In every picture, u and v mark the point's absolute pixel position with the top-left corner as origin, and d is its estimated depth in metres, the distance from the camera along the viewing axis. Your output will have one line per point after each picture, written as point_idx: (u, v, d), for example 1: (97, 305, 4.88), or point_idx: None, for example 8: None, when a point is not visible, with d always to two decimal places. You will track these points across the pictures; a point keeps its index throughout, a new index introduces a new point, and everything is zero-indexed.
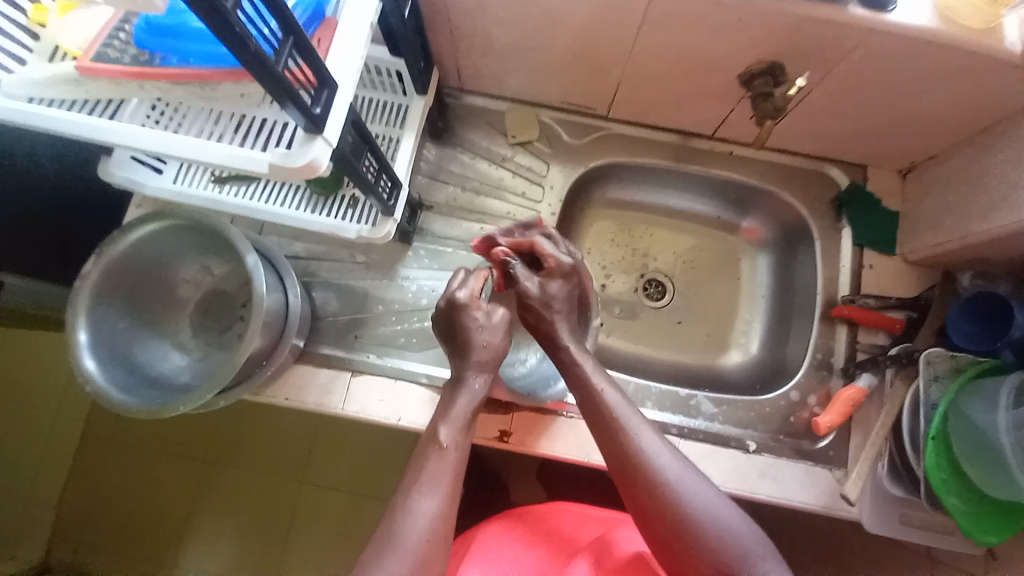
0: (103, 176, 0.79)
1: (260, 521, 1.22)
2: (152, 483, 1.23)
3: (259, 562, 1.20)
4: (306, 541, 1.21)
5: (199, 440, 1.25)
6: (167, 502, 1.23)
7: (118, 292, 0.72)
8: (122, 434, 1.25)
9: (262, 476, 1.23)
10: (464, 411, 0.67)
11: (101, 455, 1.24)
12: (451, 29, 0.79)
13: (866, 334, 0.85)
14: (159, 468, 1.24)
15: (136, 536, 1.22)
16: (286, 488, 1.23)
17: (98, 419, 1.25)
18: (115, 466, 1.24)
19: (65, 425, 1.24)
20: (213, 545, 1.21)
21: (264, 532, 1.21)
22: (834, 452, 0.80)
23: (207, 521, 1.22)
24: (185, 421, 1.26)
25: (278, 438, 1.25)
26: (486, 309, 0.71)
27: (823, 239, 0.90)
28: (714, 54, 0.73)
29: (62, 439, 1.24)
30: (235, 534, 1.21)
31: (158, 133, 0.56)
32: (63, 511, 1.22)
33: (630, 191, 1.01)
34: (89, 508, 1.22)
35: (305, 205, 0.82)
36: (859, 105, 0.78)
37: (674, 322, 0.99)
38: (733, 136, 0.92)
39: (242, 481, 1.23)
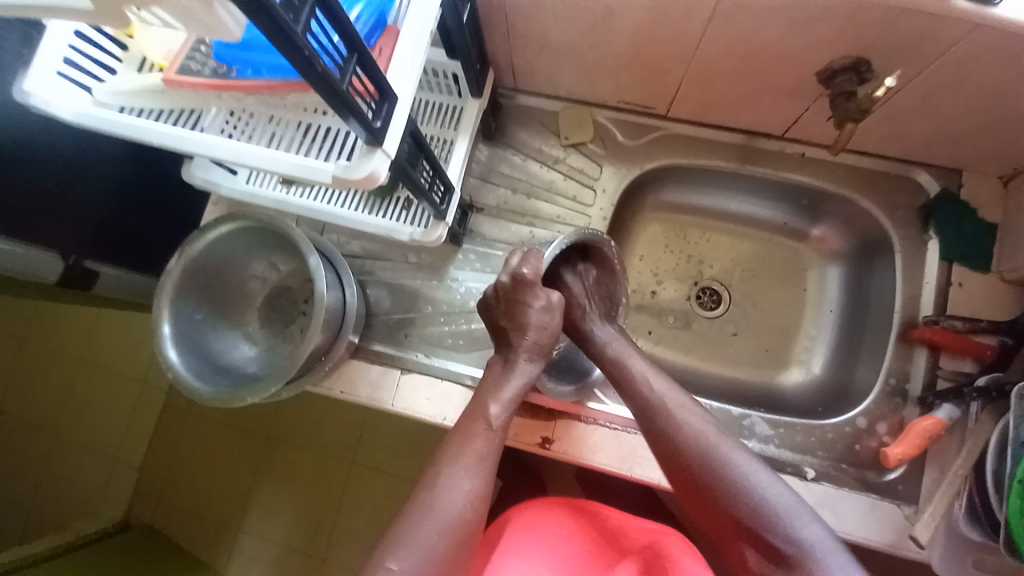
0: (183, 176, 0.85)
1: (314, 496, 1.30)
2: (222, 453, 1.35)
3: (313, 534, 1.29)
4: (357, 519, 1.28)
5: (262, 417, 1.35)
6: (234, 472, 1.34)
7: (197, 285, 0.78)
8: (197, 410, 1.36)
9: (316, 454, 1.32)
10: (515, 392, 0.69)
11: (178, 425, 1.37)
12: (508, 31, 0.78)
13: (948, 359, 0.77)
14: (228, 441, 1.35)
15: (205, 501, 1.34)
16: (338, 468, 1.30)
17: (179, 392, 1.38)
18: (191, 438, 1.36)
19: (152, 396, 1.38)
20: (273, 516, 1.31)
21: (317, 507, 1.30)
22: (903, 486, 0.74)
23: (268, 494, 1.32)
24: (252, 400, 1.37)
25: (331, 421, 1.33)
26: (544, 293, 0.70)
27: (906, 253, 0.81)
28: (788, 49, 0.68)
29: (148, 409, 1.37)
30: (292, 506, 1.30)
31: (231, 142, 0.59)
32: (146, 473, 1.36)
33: (687, 195, 0.96)
34: (168, 472, 1.35)
35: (361, 206, 0.84)
36: (958, 105, 0.70)
37: (729, 334, 0.95)
38: (806, 137, 0.85)
39: (298, 457, 1.32)
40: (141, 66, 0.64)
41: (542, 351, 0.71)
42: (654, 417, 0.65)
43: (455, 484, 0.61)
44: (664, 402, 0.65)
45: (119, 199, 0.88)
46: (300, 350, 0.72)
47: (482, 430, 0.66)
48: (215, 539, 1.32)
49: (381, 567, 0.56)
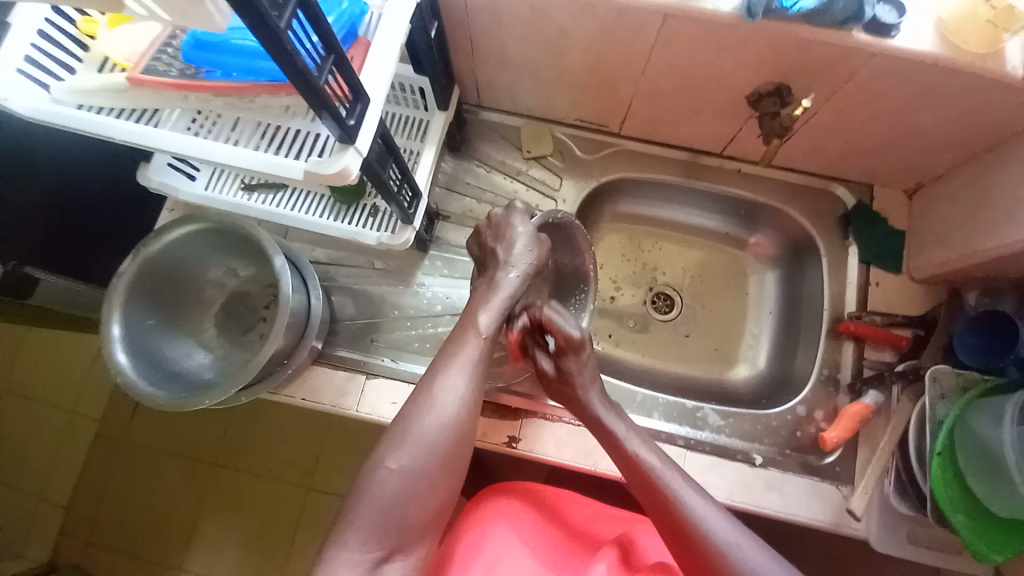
0: (139, 181, 0.83)
1: (266, 523, 1.29)
2: (163, 482, 1.32)
3: (264, 563, 1.27)
4: (309, 546, 1.27)
5: (208, 442, 1.34)
6: (176, 500, 1.31)
7: (149, 290, 0.75)
8: (134, 437, 1.34)
9: (267, 481, 1.31)
10: (502, 300, 0.67)
11: (114, 454, 1.33)
12: (471, 48, 0.83)
13: (872, 350, 0.86)
14: (169, 468, 1.33)
15: (143, 538, 1.30)
16: (291, 493, 1.30)
17: (112, 420, 1.35)
18: (125, 470, 1.33)
19: (83, 423, 1.34)
20: (226, 543, 1.29)
21: (270, 535, 1.29)
22: (841, 467, 0.81)
23: (212, 524, 1.30)
24: (196, 423, 1.35)
25: (284, 442, 1.33)
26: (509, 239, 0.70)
27: (830, 256, 0.91)
28: (721, 72, 0.77)
29: (78, 438, 1.34)
30: (240, 536, 1.29)
31: (194, 140, 0.59)
32: (78, 508, 1.31)
33: (638, 206, 1.03)
34: (101, 505, 1.31)
35: (327, 212, 0.86)
36: (863, 123, 0.80)
37: (681, 335, 1.01)
38: (740, 154, 0.95)
39: (249, 484, 1.31)
40: (102, 66, 0.64)
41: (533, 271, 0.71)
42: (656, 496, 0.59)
43: (446, 389, 0.60)
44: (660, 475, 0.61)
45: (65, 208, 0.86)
46: (260, 353, 0.71)
47: (473, 342, 0.64)
48: None
49: (380, 467, 0.56)
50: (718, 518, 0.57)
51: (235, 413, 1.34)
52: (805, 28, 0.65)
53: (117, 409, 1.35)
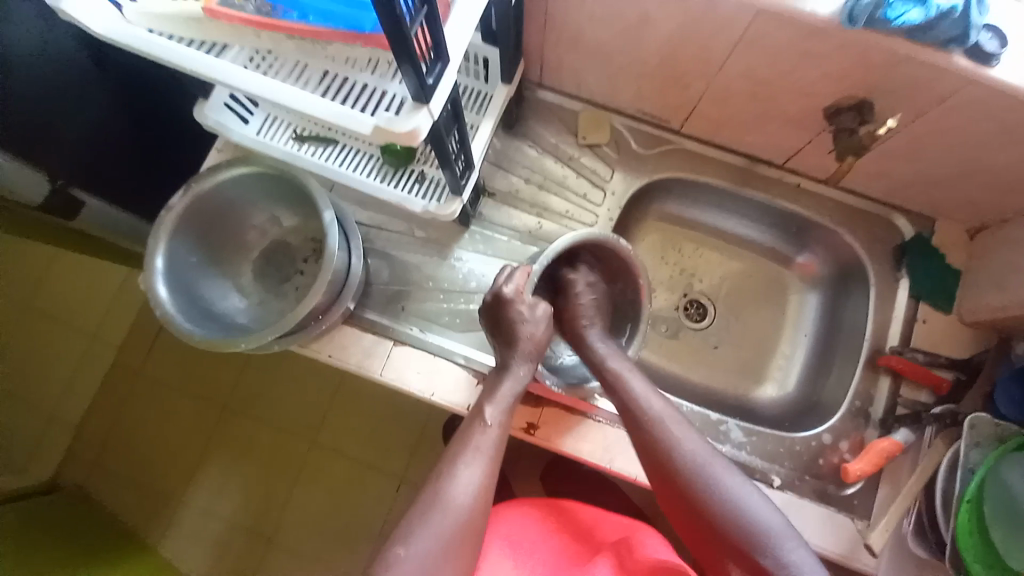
0: (194, 116, 0.81)
1: (268, 473, 1.31)
2: (174, 416, 1.35)
3: (264, 515, 1.30)
4: (308, 500, 1.30)
5: (223, 385, 1.35)
6: (186, 436, 1.34)
7: (194, 227, 0.75)
8: (148, 371, 1.37)
9: (276, 430, 1.33)
10: (508, 394, 0.70)
11: (130, 384, 1.36)
12: (545, 23, 0.80)
13: (909, 388, 0.84)
14: (182, 404, 1.35)
15: (149, 468, 1.33)
16: (298, 448, 1.32)
17: (133, 350, 1.37)
18: (137, 403, 1.36)
19: (104, 350, 1.37)
20: (229, 486, 1.31)
21: (271, 486, 1.31)
22: (858, 501, 0.80)
23: (216, 466, 1.33)
24: (213, 366, 1.37)
25: (297, 395, 1.34)
26: (530, 304, 0.74)
27: (879, 286, 0.88)
28: (800, 81, 0.73)
29: (94, 363, 1.37)
30: (244, 482, 1.31)
31: (259, 79, 0.58)
32: (89, 430, 1.35)
33: (686, 209, 1.01)
34: (112, 429, 1.35)
35: (376, 173, 0.85)
36: (940, 153, 0.77)
37: (711, 346, 1.00)
38: (802, 168, 0.92)
39: (258, 431, 1.33)
40: None
41: (539, 351, 0.74)
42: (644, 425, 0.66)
43: (496, 414, 0.69)
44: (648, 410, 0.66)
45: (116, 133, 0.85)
46: (299, 306, 0.71)
47: (486, 443, 0.67)
48: (157, 507, 1.32)
49: (392, 550, 0.61)
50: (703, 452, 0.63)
51: (253, 362, 1.36)
52: (902, 44, 0.61)
53: (138, 342, 1.38)
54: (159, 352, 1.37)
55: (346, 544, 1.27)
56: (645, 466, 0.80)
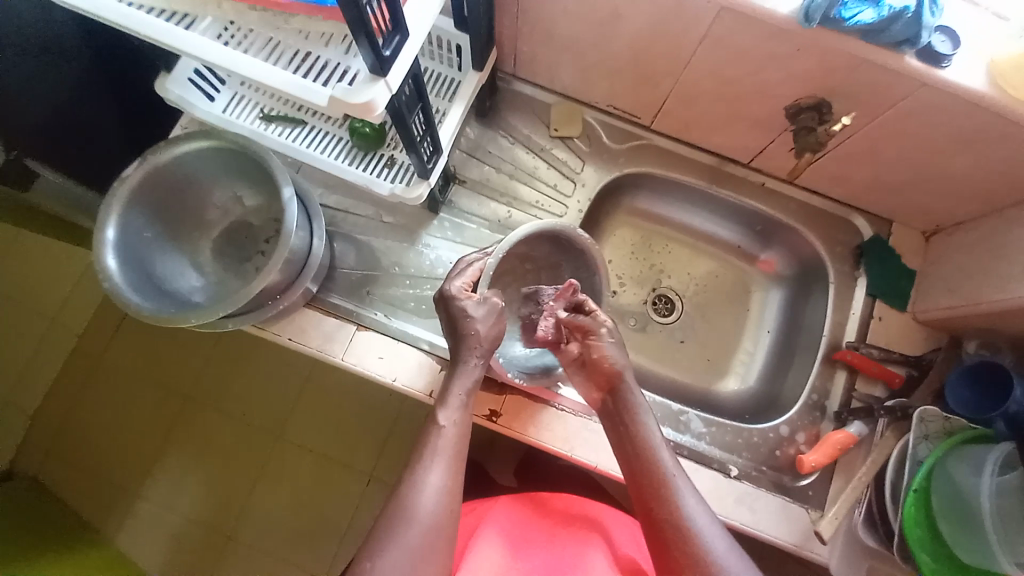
0: (157, 90, 0.80)
1: (231, 466, 1.28)
2: (133, 406, 1.31)
3: (225, 509, 1.26)
4: (270, 494, 1.27)
5: (187, 375, 1.32)
6: (146, 426, 1.30)
7: (150, 201, 0.73)
8: (109, 359, 1.32)
9: (240, 422, 1.30)
10: (463, 392, 0.70)
11: (88, 373, 1.32)
12: (517, 13, 0.80)
13: (864, 384, 0.86)
14: (142, 394, 1.31)
15: (106, 459, 1.29)
16: (263, 440, 1.29)
17: (94, 337, 1.33)
18: (96, 392, 1.31)
19: (64, 337, 1.33)
20: (191, 477, 1.28)
21: (234, 480, 1.27)
22: (812, 492, 0.81)
23: (176, 458, 1.29)
24: (178, 355, 1.32)
25: (263, 386, 1.31)
26: (478, 298, 0.72)
27: (838, 285, 0.90)
28: (763, 80, 0.75)
29: (52, 349, 1.32)
30: (206, 475, 1.28)
31: (218, 49, 0.57)
32: (43, 419, 1.30)
33: (655, 204, 1.02)
34: (68, 419, 1.30)
35: (345, 157, 0.85)
36: (896, 157, 0.79)
37: (677, 340, 1.01)
38: (767, 168, 0.93)
39: (222, 423, 1.30)
40: None
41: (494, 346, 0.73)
42: (642, 454, 0.66)
43: (450, 417, 0.69)
44: (644, 437, 0.67)
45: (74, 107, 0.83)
46: (252, 285, 0.69)
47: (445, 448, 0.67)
48: (113, 500, 1.27)
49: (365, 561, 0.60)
50: (685, 485, 0.64)
51: (219, 351, 1.32)
52: (858, 45, 0.63)
53: (98, 330, 1.33)
54: (121, 341, 1.33)
55: (311, 539, 1.24)
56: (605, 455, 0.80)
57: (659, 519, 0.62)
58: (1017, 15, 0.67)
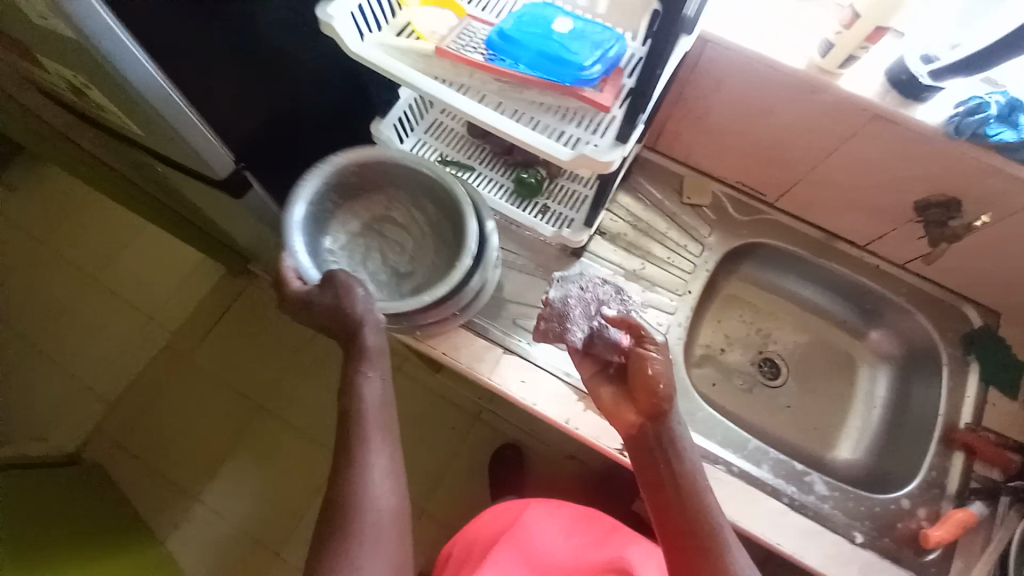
0: (370, 130, 0.95)
1: (284, 476, 1.36)
2: (208, 403, 1.42)
3: (274, 518, 1.34)
4: (317, 510, 1.34)
5: (260, 381, 1.44)
6: (215, 424, 1.41)
7: (335, 198, 0.87)
8: (193, 356, 1.46)
9: (300, 432, 1.39)
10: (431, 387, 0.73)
11: (166, 366, 1.45)
12: (676, 100, 0.95)
13: (981, 466, 0.88)
14: (217, 393, 1.43)
15: (175, 452, 1.40)
16: (318, 454, 1.38)
17: (181, 334, 1.47)
18: (175, 387, 1.44)
19: (155, 331, 1.49)
20: (249, 476, 1.37)
21: (286, 490, 1.36)
22: (936, 569, 0.82)
23: (238, 461, 1.38)
24: (253, 359, 1.45)
25: (328, 399, 1.41)
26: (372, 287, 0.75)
27: (951, 368, 0.95)
28: (896, 175, 0.86)
29: (146, 341, 1.48)
30: (259, 481, 1.36)
31: (477, 109, 0.72)
32: (118, 407, 1.43)
33: (767, 274, 1.11)
34: (141, 410, 1.42)
35: (508, 201, 0.98)
36: (1015, 255, 0.87)
37: (782, 405, 1.06)
38: (880, 252, 1.02)
39: (283, 432, 1.39)
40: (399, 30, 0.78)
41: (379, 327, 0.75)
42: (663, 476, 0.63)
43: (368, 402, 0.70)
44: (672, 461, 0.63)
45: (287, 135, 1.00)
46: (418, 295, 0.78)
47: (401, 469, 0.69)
48: (172, 494, 1.37)
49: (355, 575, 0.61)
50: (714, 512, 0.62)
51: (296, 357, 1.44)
52: (994, 157, 0.74)
53: (183, 330, 1.48)
54: (203, 342, 1.47)
55: None
56: (730, 502, 0.83)
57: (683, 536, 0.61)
58: None
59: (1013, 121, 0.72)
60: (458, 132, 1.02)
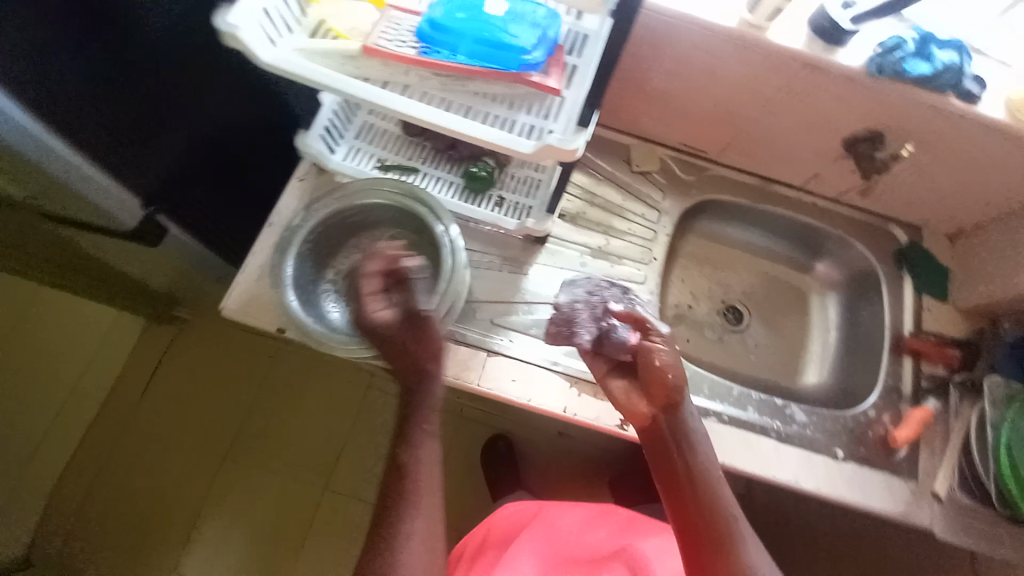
0: (296, 143, 0.86)
1: (275, 516, 1.35)
2: (178, 461, 1.38)
3: (274, 560, 1.33)
4: (318, 541, 1.34)
5: (230, 426, 1.41)
6: (192, 479, 1.37)
7: (318, 245, 0.80)
8: (144, 413, 1.41)
9: (285, 469, 1.39)
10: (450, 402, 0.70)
11: (116, 432, 1.39)
12: (615, 70, 0.94)
13: (928, 366, 0.98)
14: (184, 447, 1.39)
15: (151, 516, 1.34)
16: (308, 487, 1.38)
17: (125, 395, 1.41)
18: (139, 442, 1.39)
19: (87, 401, 1.38)
20: (235, 512, 1.35)
21: (280, 528, 1.35)
22: (904, 463, 0.90)
23: (223, 510, 1.35)
24: (216, 406, 1.42)
25: (307, 434, 1.42)
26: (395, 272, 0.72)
27: (889, 284, 1.05)
28: (826, 117, 0.90)
29: (80, 413, 1.37)
30: (251, 527, 1.34)
31: (423, 108, 0.66)
32: (68, 486, 1.34)
33: (721, 227, 1.15)
34: (102, 481, 1.36)
35: (461, 198, 0.94)
36: (930, 175, 0.96)
37: (751, 346, 1.13)
38: (816, 190, 1.09)
39: (267, 473, 1.38)
40: (315, 28, 0.71)
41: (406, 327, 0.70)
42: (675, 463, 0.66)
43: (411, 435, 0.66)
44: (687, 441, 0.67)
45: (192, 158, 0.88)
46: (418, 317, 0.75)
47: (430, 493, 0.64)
48: (154, 560, 1.31)
49: None
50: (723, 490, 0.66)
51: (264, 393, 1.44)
52: (912, 91, 0.80)
53: (126, 391, 1.41)
54: (150, 398, 1.42)
55: None
56: (729, 452, 0.88)
57: (696, 517, 0.64)
58: (1019, 63, 0.86)
59: (927, 54, 0.79)
60: (393, 132, 0.95)
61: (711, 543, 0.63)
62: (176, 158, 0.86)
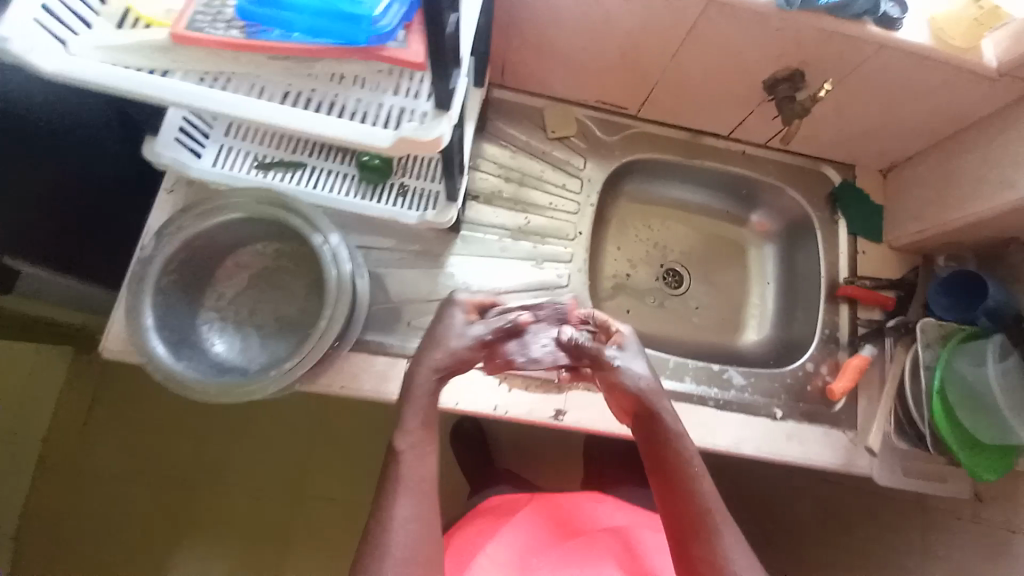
0: (143, 154, 0.74)
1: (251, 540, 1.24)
2: (130, 499, 1.23)
3: None
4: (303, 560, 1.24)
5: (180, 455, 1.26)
6: (149, 515, 1.23)
7: (182, 277, 0.69)
8: (79, 456, 1.24)
9: (252, 490, 1.26)
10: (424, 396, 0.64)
11: (51, 481, 1.22)
12: (509, 27, 0.83)
13: (864, 311, 0.97)
14: (133, 485, 1.24)
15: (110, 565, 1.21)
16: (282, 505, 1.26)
17: (52, 440, 1.23)
18: (73, 491, 1.22)
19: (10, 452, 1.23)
20: (203, 548, 1.23)
21: (257, 554, 1.24)
22: (845, 414, 0.91)
23: (191, 544, 1.23)
24: (161, 436, 1.27)
25: (269, 448, 1.29)
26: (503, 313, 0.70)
27: (823, 230, 1.02)
28: (745, 62, 0.83)
29: None
30: (226, 556, 1.23)
31: (263, 107, 0.56)
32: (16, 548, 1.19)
33: (651, 188, 1.09)
34: (48, 535, 1.20)
35: (357, 193, 0.83)
36: (856, 111, 0.90)
37: (692, 308, 1.09)
38: (745, 137, 1.03)
39: (232, 499, 1.25)
40: (120, 20, 0.57)
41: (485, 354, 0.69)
42: (666, 451, 0.64)
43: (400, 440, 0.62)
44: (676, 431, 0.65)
45: (65, 194, 0.79)
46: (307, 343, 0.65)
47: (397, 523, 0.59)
48: None
49: None
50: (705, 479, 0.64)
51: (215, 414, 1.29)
52: (828, 20, 0.73)
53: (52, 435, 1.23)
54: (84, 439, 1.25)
55: None
56: None
57: (680, 507, 0.63)
58: None
59: None
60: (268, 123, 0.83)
61: (692, 533, 0.62)
62: (50, 202, 0.77)
